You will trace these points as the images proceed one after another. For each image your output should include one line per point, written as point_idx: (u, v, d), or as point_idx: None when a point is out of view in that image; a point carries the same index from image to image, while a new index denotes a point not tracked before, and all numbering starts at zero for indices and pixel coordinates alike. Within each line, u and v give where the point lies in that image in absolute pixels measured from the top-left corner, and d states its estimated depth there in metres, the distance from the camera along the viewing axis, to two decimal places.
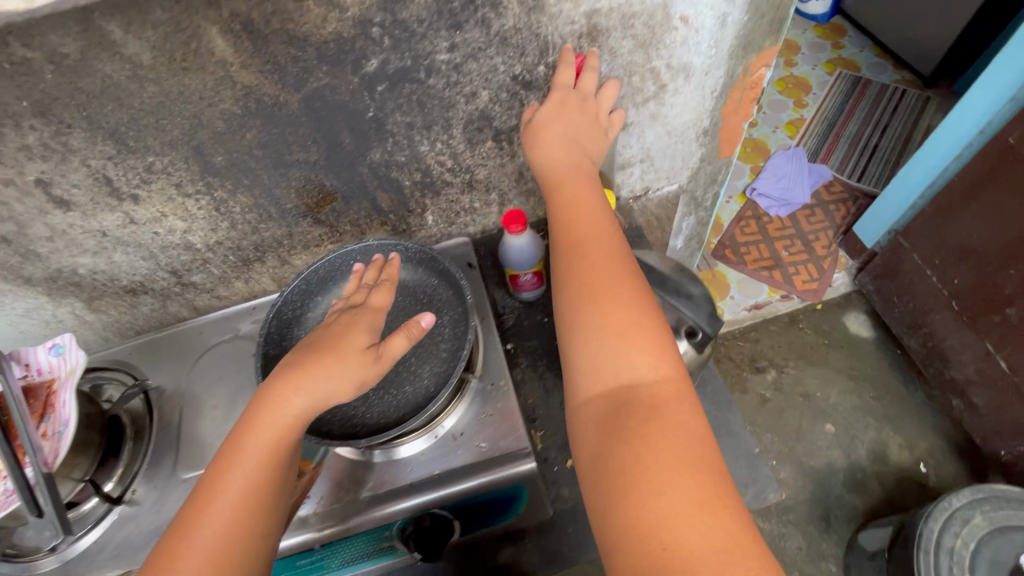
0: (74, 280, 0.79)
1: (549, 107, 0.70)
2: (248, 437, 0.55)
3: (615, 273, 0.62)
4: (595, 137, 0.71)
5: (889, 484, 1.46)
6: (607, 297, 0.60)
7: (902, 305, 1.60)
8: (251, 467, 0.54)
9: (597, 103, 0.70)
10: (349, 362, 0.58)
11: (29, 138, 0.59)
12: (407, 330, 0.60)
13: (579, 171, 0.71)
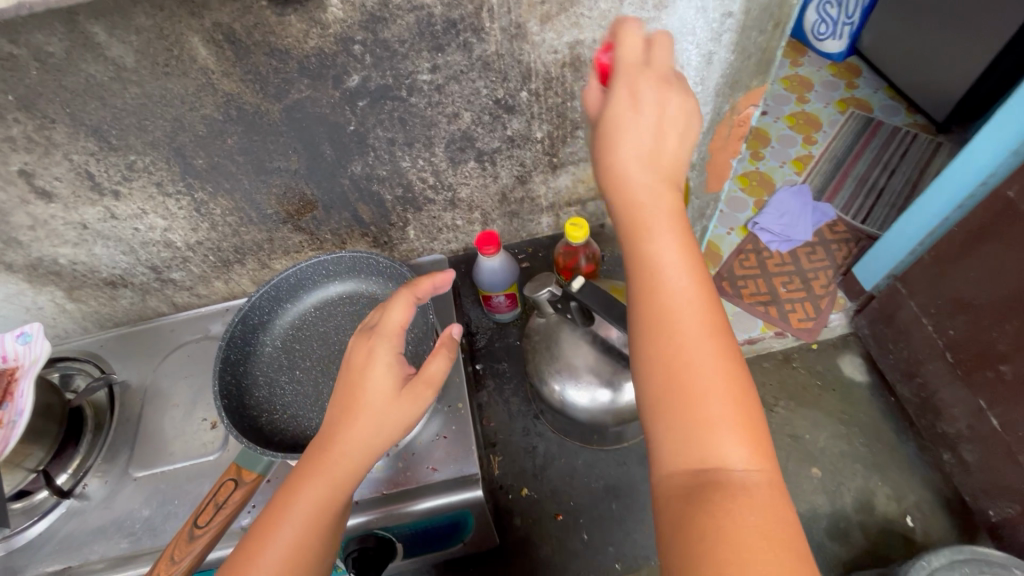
0: (55, 269, 0.81)
1: (618, 96, 0.49)
2: (296, 497, 0.50)
3: (698, 308, 0.44)
4: (688, 123, 0.49)
5: (872, 535, 1.37)
6: (681, 347, 0.43)
7: (896, 353, 1.57)
8: (302, 519, 0.49)
9: (657, 67, 0.50)
10: (387, 409, 0.53)
11: (13, 130, 0.60)
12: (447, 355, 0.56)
13: (657, 171, 0.48)
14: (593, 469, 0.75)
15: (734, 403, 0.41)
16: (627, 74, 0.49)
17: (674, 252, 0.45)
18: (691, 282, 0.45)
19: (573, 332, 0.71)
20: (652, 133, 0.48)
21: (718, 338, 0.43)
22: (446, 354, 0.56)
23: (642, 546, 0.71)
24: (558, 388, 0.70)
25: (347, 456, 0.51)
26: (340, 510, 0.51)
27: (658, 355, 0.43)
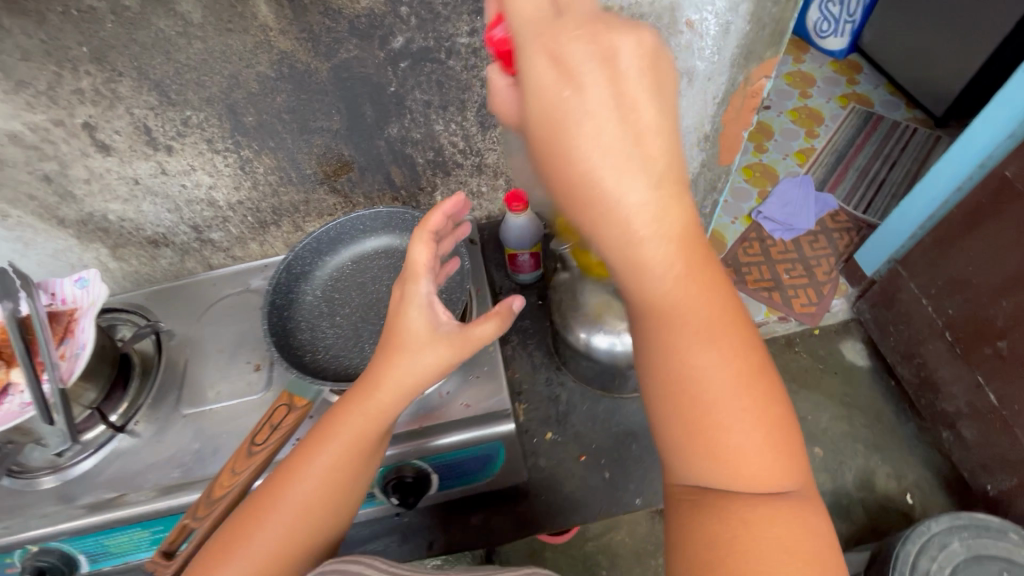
0: (103, 225, 0.85)
1: (536, 87, 0.38)
2: (333, 432, 0.53)
3: (716, 335, 0.41)
4: (642, 86, 0.37)
5: (872, 510, 1.46)
6: (701, 387, 0.41)
7: (897, 334, 1.61)
8: (335, 453, 0.53)
9: (579, 29, 0.38)
10: (416, 351, 0.53)
11: (83, 83, 0.65)
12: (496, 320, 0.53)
13: (629, 162, 0.37)
14: (613, 415, 0.79)
15: (760, 427, 0.41)
16: (531, 47, 0.38)
17: (685, 277, 0.40)
18: (705, 307, 0.41)
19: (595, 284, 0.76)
20: (605, 123, 0.37)
21: (739, 362, 0.41)
22: (496, 323, 0.53)
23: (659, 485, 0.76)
24: (583, 336, 0.74)
25: (369, 411, 0.53)
26: (366, 451, 0.53)
27: (678, 400, 0.41)
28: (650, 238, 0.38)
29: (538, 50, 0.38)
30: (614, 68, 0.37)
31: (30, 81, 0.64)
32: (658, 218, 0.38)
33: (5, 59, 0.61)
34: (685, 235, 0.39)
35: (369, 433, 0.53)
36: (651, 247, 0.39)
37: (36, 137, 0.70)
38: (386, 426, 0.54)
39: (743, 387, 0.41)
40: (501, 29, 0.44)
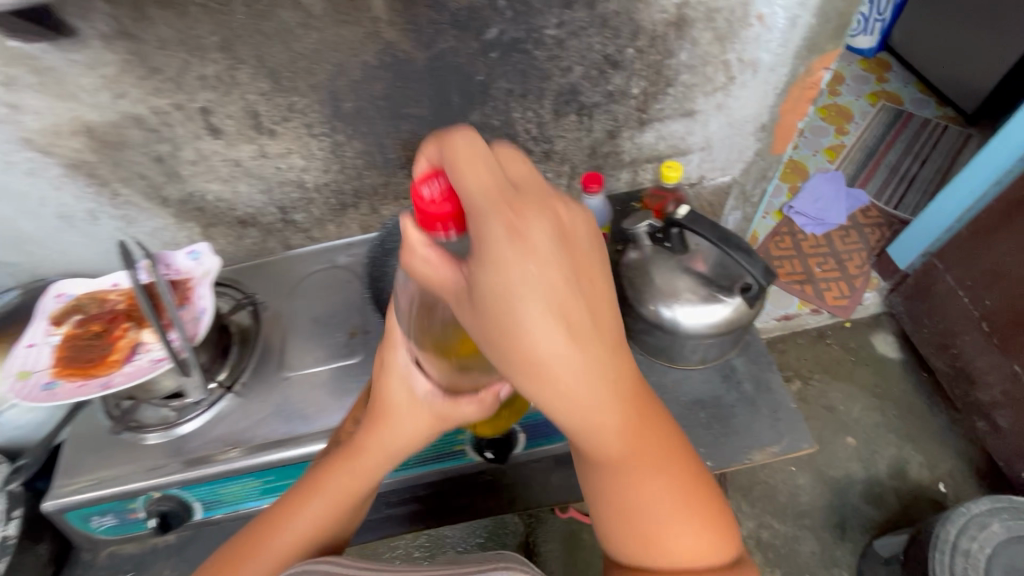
0: (200, 205, 0.91)
1: (500, 257, 0.37)
2: (327, 481, 0.61)
3: (650, 463, 0.50)
4: (593, 255, 0.40)
5: (904, 498, 1.54)
6: (637, 502, 0.50)
7: (931, 326, 1.65)
8: (319, 507, 0.60)
9: (537, 209, 0.38)
10: (404, 419, 0.60)
11: (207, 69, 0.71)
12: (478, 401, 0.55)
13: (576, 342, 0.39)
14: (681, 385, 0.83)
15: (699, 515, 0.51)
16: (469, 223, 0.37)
17: (626, 420, 0.47)
18: (645, 438, 0.50)
19: (668, 262, 0.80)
20: (558, 315, 0.38)
21: (670, 474, 0.51)
22: (479, 404, 0.55)
23: (731, 448, 0.76)
24: (654, 308, 0.79)
25: (355, 471, 0.61)
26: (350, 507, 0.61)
27: (620, 515, 0.51)
28: (598, 402, 0.42)
29: (488, 231, 0.36)
30: (572, 244, 0.39)
31: (161, 67, 0.70)
32: (603, 385, 0.42)
33: (145, 47, 0.68)
34: (629, 384, 0.45)
35: (352, 490, 0.60)
36: (601, 407, 0.43)
37: (157, 120, 0.76)
38: (373, 483, 0.62)
39: (675, 493, 0.50)
40: (434, 187, 0.38)
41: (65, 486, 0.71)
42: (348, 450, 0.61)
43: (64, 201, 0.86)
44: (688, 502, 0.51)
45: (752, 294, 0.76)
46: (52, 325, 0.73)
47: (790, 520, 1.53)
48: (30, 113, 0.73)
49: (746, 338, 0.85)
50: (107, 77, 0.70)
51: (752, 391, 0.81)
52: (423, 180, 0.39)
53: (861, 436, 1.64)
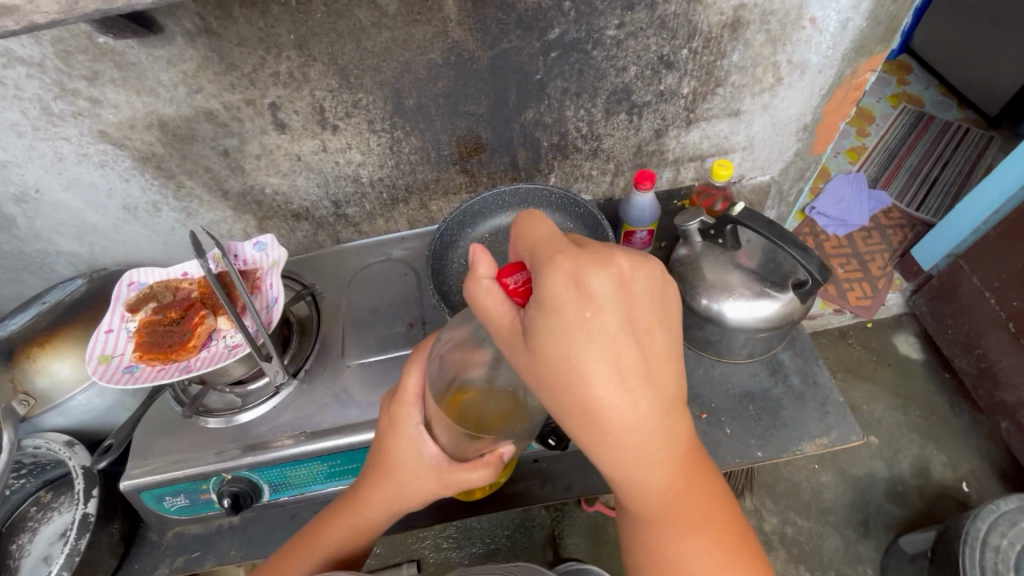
0: (258, 198, 0.93)
1: (554, 303, 0.38)
2: (328, 529, 0.63)
3: (689, 522, 0.48)
4: (649, 309, 0.41)
5: (928, 497, 1.53)
6: (677, 559, 0.48)
7: (956, 326, 1.66)
8: (320, 556, 0.62)
9: (603, 261, 0.39)
10: (403, 477, 0.58)
11: (282, 66, 0.74)
12: (486, 470, 0.54)
13: (628, 389, 0.40)
14: (729, 378, 0.85)
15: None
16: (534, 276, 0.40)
17: (671, 472, 0.46)
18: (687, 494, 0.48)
19: (719, 258, 0.83)
20: (613, 362, 0.39)
21: (711, 539, 0.49)
22: (488, 472, 0.54)
23: (780, 440, 0.79)
24: (706, 303, 0.81)
25: (369, 513, 0.61)
26: (366, 538, 0.63)
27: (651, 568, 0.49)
28: (642, 452, 0.43)
29: (551, 286, 0.38)
30: (630, 296, 0.40)
31: (238, 64, 0.73)
32: (652, 432, 0.42)
33: (225, 44, 0.70)
34: (678, 435, 0.45)
35: (364, 524, 0.62)
36: (643, 455, 0.43)
37: (228, 115, 0.79)
38: (373, 531, 0.63)
39: (716, 560, 0.48)
40: (516, 276, 0.42)
41: (138, 468, 0.73)
42: (358, 497, 0.61)
43: (129, 192, 0.88)
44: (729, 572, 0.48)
45: (804, 290, 0.76)
46: (128, 312, 0.77)
47: (814, 516, 1.53)
48: (109, 107, 0.76)
49: (793, 332, 0.88)
50: (185, 73, 0.73)
51: (799, 385, 0.83)
52: (505, 271, 0.42)
53: (884, 435, 1.64)
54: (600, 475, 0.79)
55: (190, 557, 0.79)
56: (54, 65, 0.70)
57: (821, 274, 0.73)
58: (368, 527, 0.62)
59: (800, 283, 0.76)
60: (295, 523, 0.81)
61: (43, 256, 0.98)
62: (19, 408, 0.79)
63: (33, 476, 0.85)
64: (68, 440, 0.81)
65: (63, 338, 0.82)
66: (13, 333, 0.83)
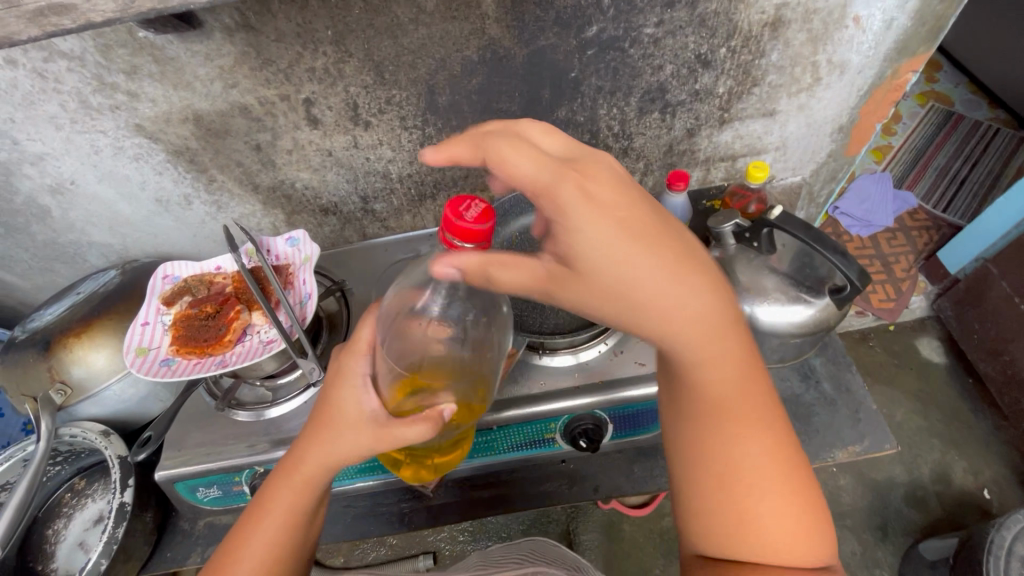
0: (288, 193, 0.93)
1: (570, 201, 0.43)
2: (270, 505, 0.53)
3: (753, 437, 0.48)
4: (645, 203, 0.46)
5: (949, 503, 1.47)
6: (741, 470, 0.47)
7: (983, 332, 1.62)
8: (274, 538, 0.53)
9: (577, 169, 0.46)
10: (349, 429, 0.52)
11: (318, 62, 0.73)
12: (427, 424, 0.50)
13: (676, 276, 0.44)
14: None
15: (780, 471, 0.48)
16: (536, 188, 0.44)
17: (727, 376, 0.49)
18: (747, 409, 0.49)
19: (753, 262, 0.81)
20: (655, 253, 0.43)
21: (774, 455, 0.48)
22: (428, 425, 0.49)
23: (812, 447, 0.78)
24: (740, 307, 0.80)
25: (310, 477, 0.54)
26: (309, 516, 0.55)
27: (718, 489, 0.47)
28: (696, 344, 0.47)
29: (577, 186, 0.43)
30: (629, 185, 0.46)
31: (275, 59, 0.73)
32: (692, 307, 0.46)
33: (262, 39, 0.70)
34: (728, 340, 0.47)
35: (308, 494, 0.54)
36: (697, 353, 0.47)
37: (262, 110, 0.79)
38: (318, 497, 0.55)
39: (777, 476, 0.47)
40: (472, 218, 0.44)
41: (171, 459, 0.74)
42: (296, 458, 0.54)
43: (162, 185, 0.89)
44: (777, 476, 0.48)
45: (841, 296, 0.75)
46: (163, 305, 0.78)
47: (831, 520, 1.47)
48: (145, 101, 0.76)
49: (825, 338, 0.88)
50: (223, 67, 0.73)
51: (831, 391, 0.83)
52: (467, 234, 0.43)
53: (905, 440, 1.58)
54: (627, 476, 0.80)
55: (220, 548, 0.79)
56: (93, 59, 0.70)
57: (860, 281, 0.73)
58: (309, 498, 0.54)
59: (838, 288, 0.75)
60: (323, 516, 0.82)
61: (75, 247, 0.99)
62: (56, 398, 0.80)
63: (67, 463, 0.87)
64: (103, 429, 0.83)
65: (97, 328, 0.83)
66: (50, 324, 0.84)
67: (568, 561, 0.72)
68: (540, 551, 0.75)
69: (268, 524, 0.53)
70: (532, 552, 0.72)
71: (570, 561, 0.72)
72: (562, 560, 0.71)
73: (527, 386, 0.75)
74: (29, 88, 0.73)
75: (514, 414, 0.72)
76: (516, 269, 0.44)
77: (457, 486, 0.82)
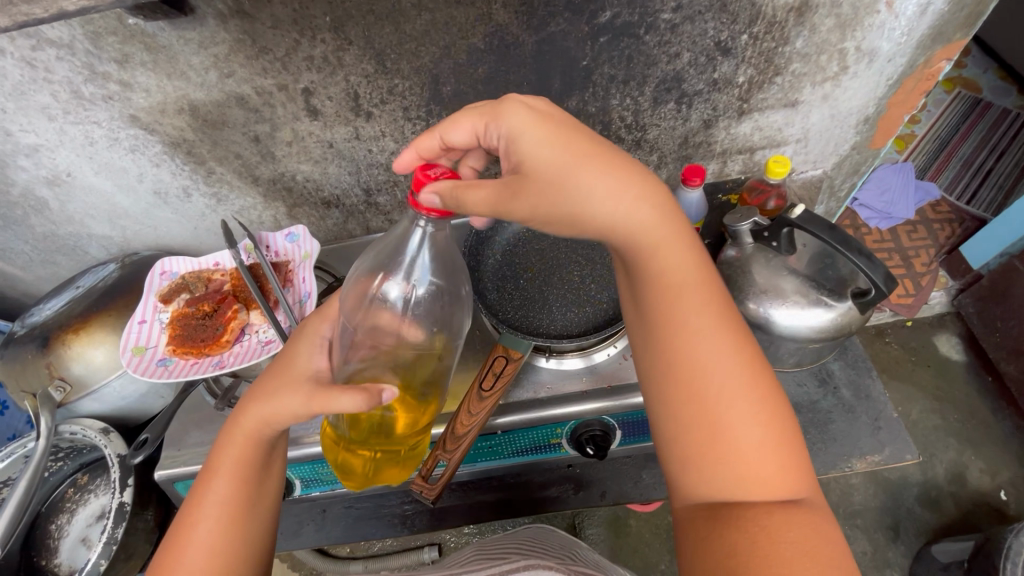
0: (289, 185, 0.91)
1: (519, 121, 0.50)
2: (218, 461, 0.54)
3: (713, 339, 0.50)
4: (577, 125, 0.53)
5: (964, 505, 1.44)
6: (704, 375, 0.49)
7: (1007, 330, 1.54)
8: (224, 489, 0.53)
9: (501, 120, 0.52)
10: (289, 384, 0.54)
11: (316, 50, 0.70)
12: (360, 395, 0.48)
13: (607, 178, 0.50)
14: None
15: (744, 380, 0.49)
16: (483, 119, 0.53)
17: (682, 283, 0.52)
18: (700, 314, 0.51)
19: (771, 262, 0.77)
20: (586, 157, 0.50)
21: (734, 353, 0.49)
22: (363, 395, 0.48)
23: (828, 456, 0.76)
24: (756, 308, 0.76)
25: (247, 433, 0.54)
26: (261, 465, 0.56)
27: (679, 395, 0.50)
28: (640, 240, 0.52)
29: (521, 111, 0.50)
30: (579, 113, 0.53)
31: (271, 47, 0.69)
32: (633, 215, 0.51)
33: (258, 26, 0.67)
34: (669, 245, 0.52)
35: (253, 448, 0.55)
36: (645, 252, 0.52)
37: (260, 100, 0.76)
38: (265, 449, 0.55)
39: (737, 375, 0.48)
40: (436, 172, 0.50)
41: (171, 458, 0.71)
42: (237, 415, 0.55)
43: (160, 177, 0.86)
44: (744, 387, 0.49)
45: (865, 300, 0.71)
46: (161, 302, 0.76)
47: (842, 518, 1.45)
48: (139, 91, 0.73)
49: (845, 342, 0.85)
50: (217, 56, 0.70)
51: (850, 398, 0.80)
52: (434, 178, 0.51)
53: (920, 439, 1.54)
54: (636, 482, 0.78)
55: None
56: (84, 47, 0.68)
57: (886, 285, 0.68)
58: (256, 452, 0.55)
59: (863, 292, 0.71)
60: (325, 517, 0.81)
61: (75, 239, 0.98)
62: (56, 395, 0.79)
63: (69, 459, 0.86)
64: (103, 427, 0.82)
65: (96, 324, 0.81)
66: (50, 319, 0.83)
67: (575, 554, 0.65)
68: (547, 541, 0.69)
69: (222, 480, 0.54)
70: (535, 543, 0.65)
71: (577, 555, 0.66)
72: (567, 552, 0.65)
73: (533, 391, 0.73)
74: (20, 78, 0.71)
75: (520, 419, 0.70)
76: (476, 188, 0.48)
77: (460, 489, 0.79)
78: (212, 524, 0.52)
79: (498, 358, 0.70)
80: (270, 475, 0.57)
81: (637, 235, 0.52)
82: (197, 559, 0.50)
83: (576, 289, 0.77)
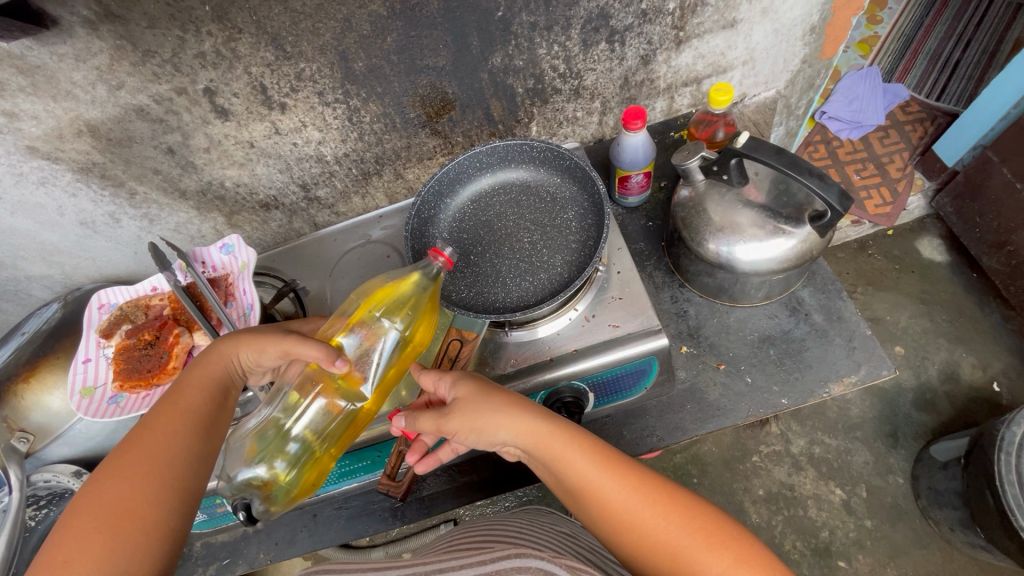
0: (220, 193, 0.86)
1: (452, 374, 0.61)
2: (187, 383, 0.60)
3: (642, 502, 0.52)
4: (479, 377, 0.61)
5: (959, 402, 1.43)
6: (650, 532, 0.51)
7: (984, 225, 1.50)
8: (192, 401, 0.58)
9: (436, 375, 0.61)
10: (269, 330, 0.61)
11: (205, 45, 0.65)
12: (326, 347, 0.56)
13: (504, 405, 0.57)
14: (746, 323, 0.81)
15: (672, 512, 0.51)
16: (433, 382, 0.61)
17: (587, 460, 0.54)
18: (615, 476, 0.54)
19: (726, 197, 0.74)
20: (486, 392, 0.58)
21: (651, 492, 0.53)
22: (325, 348, 0.56)
23: (806, 384, 0.76)
24: (716, 248, 0.73)
25: (222, 354, 0.61)
26: (223, 393, 0.61)
27: (644, 560, 0.50)
28: (539, 437, 0.56)
29: (459, 369, 0.62)
30: (478, 375, 0.62)
31: (155, 49, 0.64)
32: (528, 421, 0.57)
33: (133, 28, 0.61)
34: (563, 432, 0.56)
35: (223, 369, 0.61)
36: (542, 446, 0.56)
37: (162, 109, 0.71)
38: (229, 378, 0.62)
39: (677, 520, 0.51)
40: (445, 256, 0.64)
41: None
42: (216, 345, 0.62)
43: (81, 207, 0.82)
44: (678, 515, 0.51)
45: (822, 223, 0.69)
46: (103, 338, 0.75)
47: (841, 434, 1.44)
48: (28, 119, 0.68)
49: (812, 267, 0.83)
50: (99, 68, 0.65)
51: (822, 322, 0.79)
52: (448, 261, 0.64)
53: (910, 344, 1.52)
54: (618, 441, 0.77)
55: (222, 565, 0.82)
56: None
57: (841, 205, 0.66)
58: (225, 375, 0.62)
59: (819, 215, 0.68)
60: (316, 522, 0.81)
61: (15, 283, 0.94)
62: (20, 446, 0.75)
63: (54, 505, 0.79)
64: (76, 470, 0.79)
65: (46, 369, 0.79)
66: None
67: (580, 548, 0.57)
68: (544, 526, 0.63)
69: (193, 397, 0.59)
70: (523, 523, 0.64)
71: (577, 546, 0.59)
72: (573, 549, 0.57)
73: (499, 368, 0.70)
74: None
75: None
76: (427, 412, 0.59)
77: (445, 473, 0.80)
78: (173, 431, 0.55)
79: (453, 341, 0.69)
80: (230, 410, 0.62)
81: (537, 451, 0.56)
82: (143, 460, 0.52)
83: (529, 257, 0.74)
